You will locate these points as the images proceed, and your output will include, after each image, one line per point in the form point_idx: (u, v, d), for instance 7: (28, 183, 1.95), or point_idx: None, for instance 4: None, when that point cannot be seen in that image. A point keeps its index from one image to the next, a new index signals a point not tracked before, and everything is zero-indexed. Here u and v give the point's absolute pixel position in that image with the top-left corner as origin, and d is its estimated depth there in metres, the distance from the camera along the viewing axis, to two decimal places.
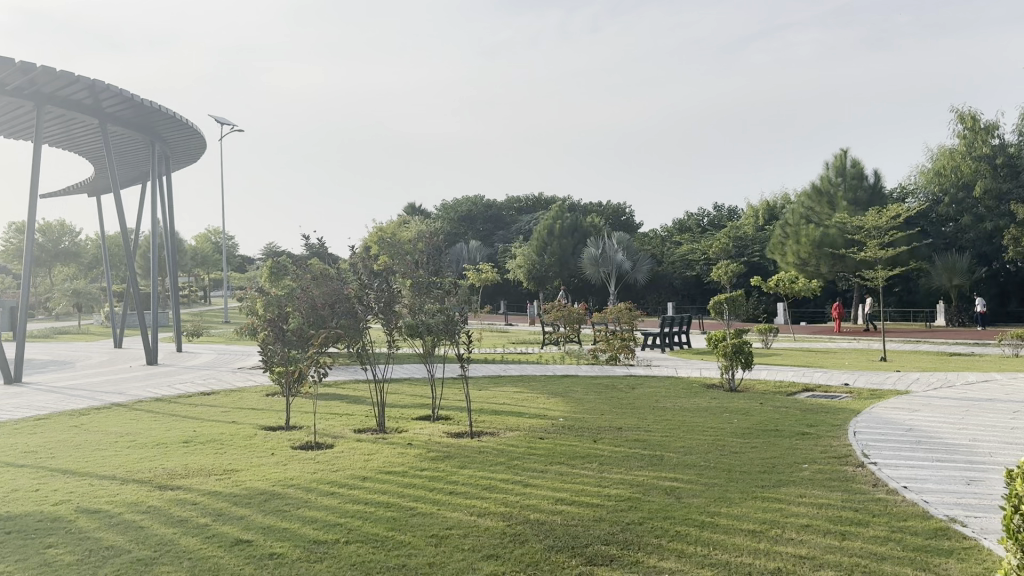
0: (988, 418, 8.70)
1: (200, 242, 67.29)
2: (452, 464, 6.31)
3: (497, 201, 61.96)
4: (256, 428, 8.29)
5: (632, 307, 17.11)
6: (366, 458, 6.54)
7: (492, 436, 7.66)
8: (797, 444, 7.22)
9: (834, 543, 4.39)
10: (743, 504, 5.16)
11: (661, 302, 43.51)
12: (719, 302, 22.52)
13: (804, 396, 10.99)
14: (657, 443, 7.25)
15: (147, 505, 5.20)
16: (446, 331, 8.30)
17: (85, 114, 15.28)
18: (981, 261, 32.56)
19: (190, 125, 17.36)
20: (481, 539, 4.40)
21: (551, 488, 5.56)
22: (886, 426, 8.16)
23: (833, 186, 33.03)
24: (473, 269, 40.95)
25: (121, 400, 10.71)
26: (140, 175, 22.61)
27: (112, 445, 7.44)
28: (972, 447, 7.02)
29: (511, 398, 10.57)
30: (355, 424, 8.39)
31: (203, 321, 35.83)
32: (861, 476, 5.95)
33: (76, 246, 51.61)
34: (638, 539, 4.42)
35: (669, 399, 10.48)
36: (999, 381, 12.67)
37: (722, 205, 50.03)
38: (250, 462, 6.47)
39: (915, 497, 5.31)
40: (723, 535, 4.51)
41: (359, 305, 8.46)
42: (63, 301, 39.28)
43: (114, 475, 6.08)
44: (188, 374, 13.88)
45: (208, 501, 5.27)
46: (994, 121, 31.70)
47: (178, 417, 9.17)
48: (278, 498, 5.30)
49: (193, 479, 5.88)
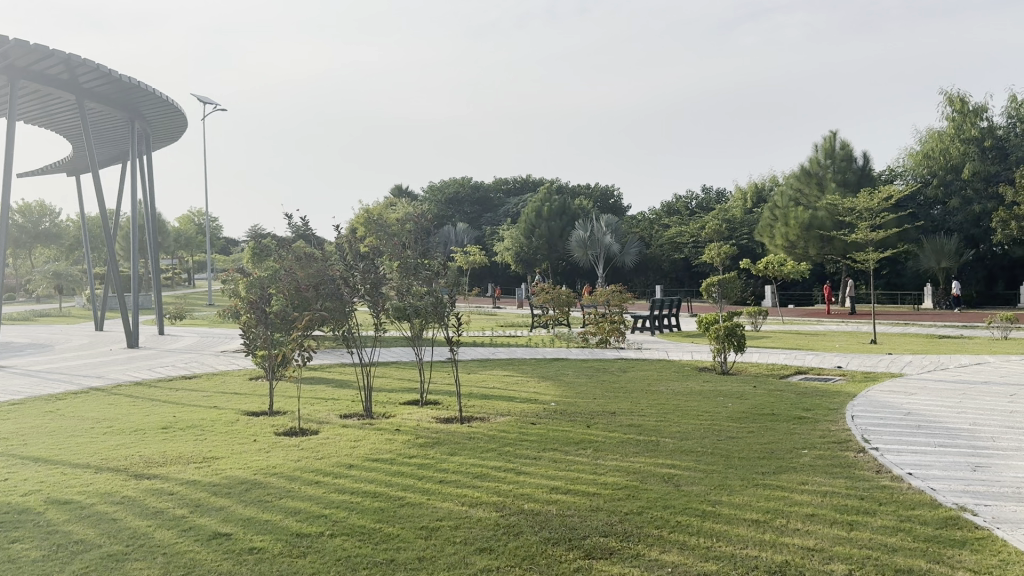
0: (986, 402, 8.55)
1: (183, 224, 66.57)
2: (441, 451, 6.08)
3: (485, 184, 61.53)
4: (238, 413, 8.03)
5: (623, 289, 16.88)
6: (352, 445, 6.30)
7: (483, 421, 7.44)
8: (795, 429, 7.04)
9: (842, 533, 4.20)
10: (745, 492, 4.96)
11: (649, 284, 43.45)
12: (711, 285, 22.39)
13: (798, 379, 10.86)
14: (652, 428, 7.05)
15: (121, 495, 4.95)
16: (435, 314, 8.06)
17: (62, 90, 14.86)
18: (969, 244, 32.40)
19: (170, 103, 16.93)
20: (473, 531, 4.18)
21: (545, 476, 5.34)
22: (883, 410, 8.00)
23: (822, 167, 32.90)
24: (460, 252, 40.59)
25: (99, 384, 10.43)
26: (120, 153, 22.12)
27: (88, 431, 7.17)
28: (974, 431, 6.86)
29: (501, 381, 10.38)
30: (341, 410, 8.13)
31: (187, 304, 35.51)
32: (863, 462, 5.78)
33: (57, 227, 50.98)
34: (636, 530, 4.22)
35: (661, 383, 10.30)
36: (993, 363, 12.59)
37: (709, 187, 49.90)
38: (232, 448, 6.22)
39: (921, 484, 5.13)
40: (726, 526, 4.30)
41: (346, 288, 8.11)
42: (43, 283, 38.79)
43: (88, 463, 5.82)
44: (171, 358, 13.58)
45: (187, 491, 5.01)
46: (983, 103, 31.87)
47: (158, 402, 8.90)
48: (259, 488, 5.05)
49: (171, 467, 5.63)
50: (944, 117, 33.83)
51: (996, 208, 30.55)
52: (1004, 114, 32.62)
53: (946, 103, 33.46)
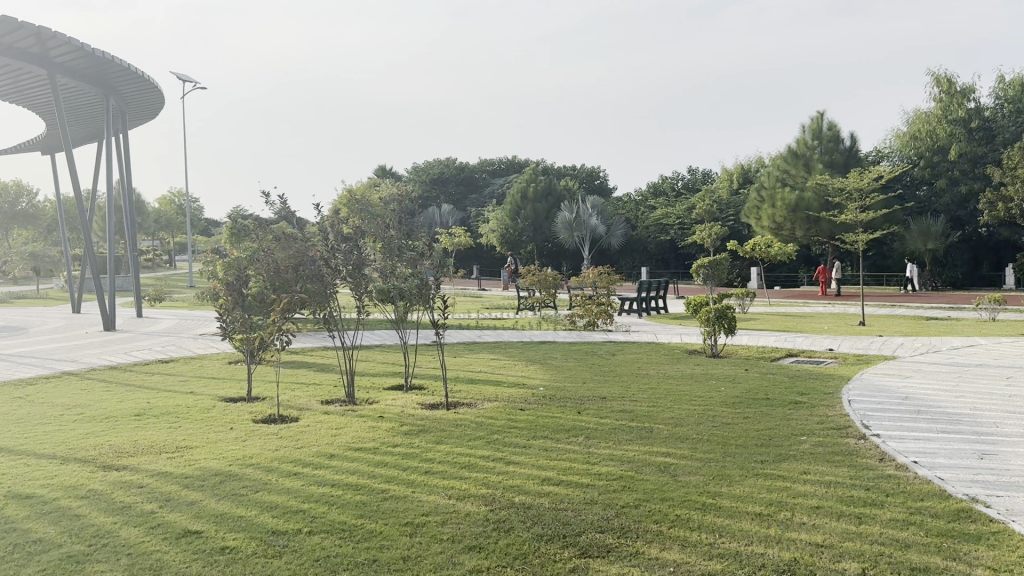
0: (982, 385, 8.38)
1: (163, 205, 65.67)
2: (427, 439, 5.82)
3: (470, 165, 60.99)
4: (216, 399, 7.72)
5: (610, 271, 16.64)
6: (333, 434, 6.01)
7: (470, 407, 7.18)
8: (792, 414, 6.82)
9: (851, 528, 3.99)
10: (746, 483, 4.73)
11: (635, 266, 43.33)
12: (699, 267, 22.09)
13: (790, 362, 10.66)
14: (644, 414, 6.83)
15: (87, 488, 4.64)
16: (421, 296, 7.88)
17: (33, 65, 14.36)
18: (954, 225, 32.48)
19: (146, 79, 16.46)
20: (462, 527, 3.93)
21: (536, 465, 5.10)
22: (880, 394, 7.81)
23: (809, 149, 32.66)
24: (445, 234, 40.21)
25: (73, 369, 10.07)
26: (95, 131, 21.60)
27: (57, 419, 6.84)
28: (975, 417, 6.68)
29: (488, 365, 10.12)
30: (323, 395, 7.84)
31: (168, 286, 35.18)
32: (865, 450, 5.57)
33: (34, 208, 50.40)
34: (634, 525, 3.98)
35: (652, 366, 10.07)
36: (985, 345, 12.49)
37: (695, 168, 49.62)
38: (206, 437, 5.93)
39: (928, 474, 4.93)
40: (729, 520, 4.08)
41: (327, 270, 7.85)
42: (20, 264, 38.25)
43: (53, 454, 5.49)
44: (148, 341, 13.19)
45: (158, 484, 4.72)
46: (970, 84, 31.85)
47: (133, 387, 8.59)
48: (234, 480, 4.77)
49: (142, 458, 5.33)
50: (931, 98, 33.75)
51: (983, 189, 30.54)
52: (992, 95, 32.55)
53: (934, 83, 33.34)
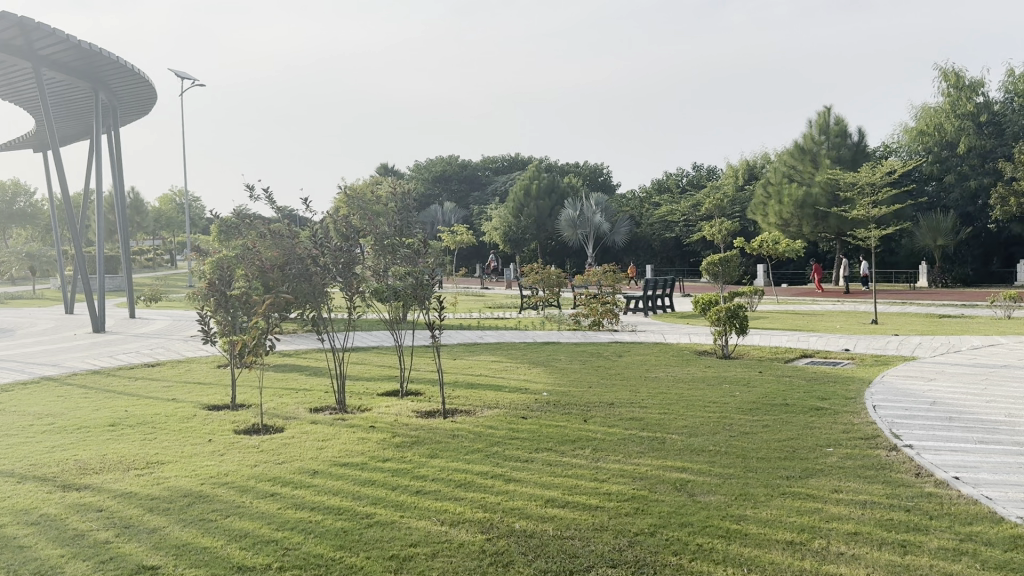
0: (1013, 389, 7.86)
1: (163, 203, 65.60)
2: (420, 453, 5.34)
3: (473, 162, 60.59)
4: (197, 407, 7.24)
5: (617, 269, 16.15)
6: (319, 446, 5.54)
7: (468, 416, 6.69)
8: (813, 422, 6.34)
9: (895, 559, 3.51)
10: (770, 504, 4.25)
11: (639, 263, 42.81)
12: (709, 263, 21.54)
13: (804, 364, 10.16)
14: (655, 423, 6.33)
15: (39, 513, 4.17)
16: (417, 296, 7.29)
17: (16, 57, 13.86)
18: (964, 221, 31.88)
19: (135, 73, 15.98)
20: (454, 562, 3.45)
21: (538, 484, 4.61)
22: (906, 399, 7.30)
23: (816, 144, 32.08)
24: (447, 233, 39.65)
25: (53, 374, 9.60)
26: (87, 127, 21.21)
27: (26, 429, 6.38)
28: (1012, 424, 6.21)
29: (489, 368, 9.62)
30: (312, 402, 7.36)
31: (164, 285, 34.64)
32: (899, 463, 5.08)
33: (32, 207, 50.34)
34: (650, 558, 3.49)
35: (661, 369, 9.57)
36: (1007, 344, 11.97)
37: (699, 164, 49.02)
38: (181, 451, 5.48)
39: (973, 492, 4.45)
40: (757, 550, 3.60)
41: (315, 268, 7.35)
42: (16, 264, 38.12)
43: (10, 471, 5.02)
44: (137, 344, 12.65)
45: (118, 507, 4.25)
46: (979, 78, 31.37)
47: (112, 393, 8.12)
48: (204, 503, 4.29)
49: (106, 476, 4.86)
50: (939, 92, 33.17)
51: (994, 183, 29.99)
52: (1000, 88, 32.05)
53: (941, 78, 32.81)
